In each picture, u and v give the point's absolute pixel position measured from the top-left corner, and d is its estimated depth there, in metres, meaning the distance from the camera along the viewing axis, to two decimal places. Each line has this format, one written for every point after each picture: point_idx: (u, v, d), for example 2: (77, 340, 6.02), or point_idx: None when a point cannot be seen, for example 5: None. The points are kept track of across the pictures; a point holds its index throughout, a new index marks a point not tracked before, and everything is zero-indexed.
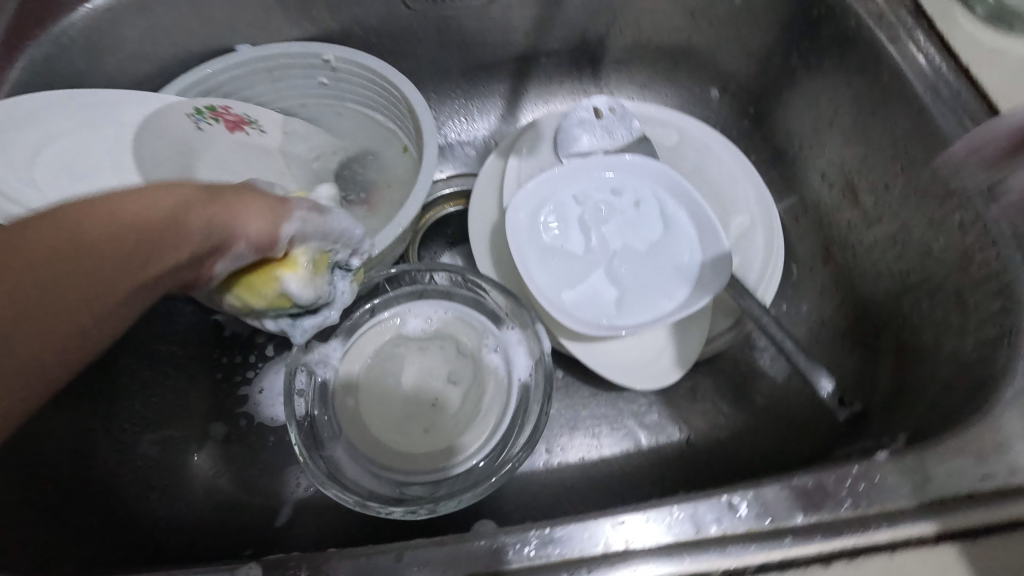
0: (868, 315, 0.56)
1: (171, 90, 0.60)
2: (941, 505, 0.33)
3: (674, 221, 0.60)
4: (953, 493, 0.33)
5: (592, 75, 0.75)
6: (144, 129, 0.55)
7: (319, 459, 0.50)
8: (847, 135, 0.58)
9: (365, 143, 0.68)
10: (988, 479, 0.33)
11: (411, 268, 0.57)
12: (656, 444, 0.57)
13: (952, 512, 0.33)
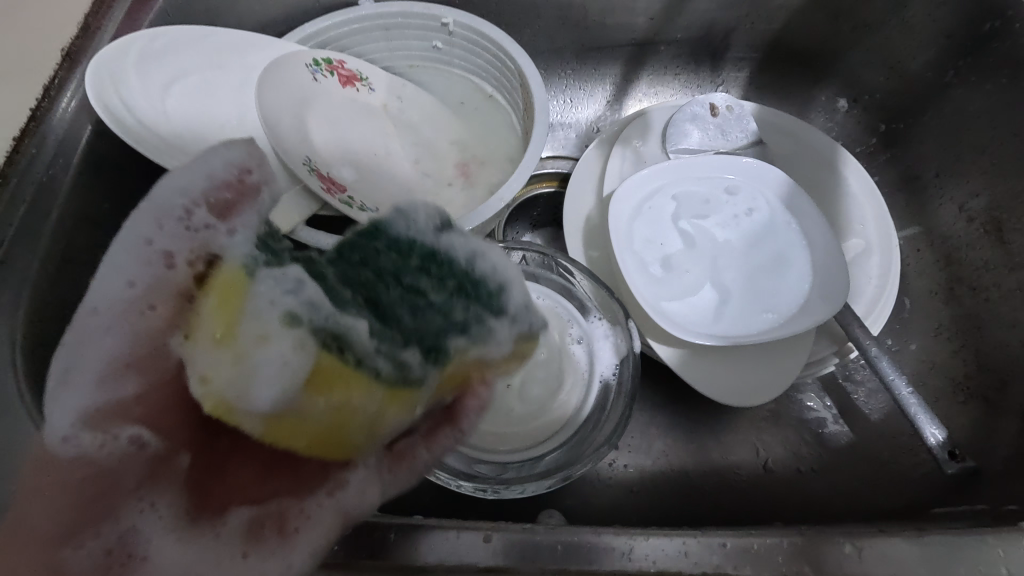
0: (987, 365, 0.51)
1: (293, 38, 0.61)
2: None
3: (780, 231, 0.57)
4: None
5: (710, 70, 0.71)
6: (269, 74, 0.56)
7: None
8: (1000, 164, 0.52)
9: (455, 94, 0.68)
10: None
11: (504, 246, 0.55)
12: (730, 463, 0.55)
13: None
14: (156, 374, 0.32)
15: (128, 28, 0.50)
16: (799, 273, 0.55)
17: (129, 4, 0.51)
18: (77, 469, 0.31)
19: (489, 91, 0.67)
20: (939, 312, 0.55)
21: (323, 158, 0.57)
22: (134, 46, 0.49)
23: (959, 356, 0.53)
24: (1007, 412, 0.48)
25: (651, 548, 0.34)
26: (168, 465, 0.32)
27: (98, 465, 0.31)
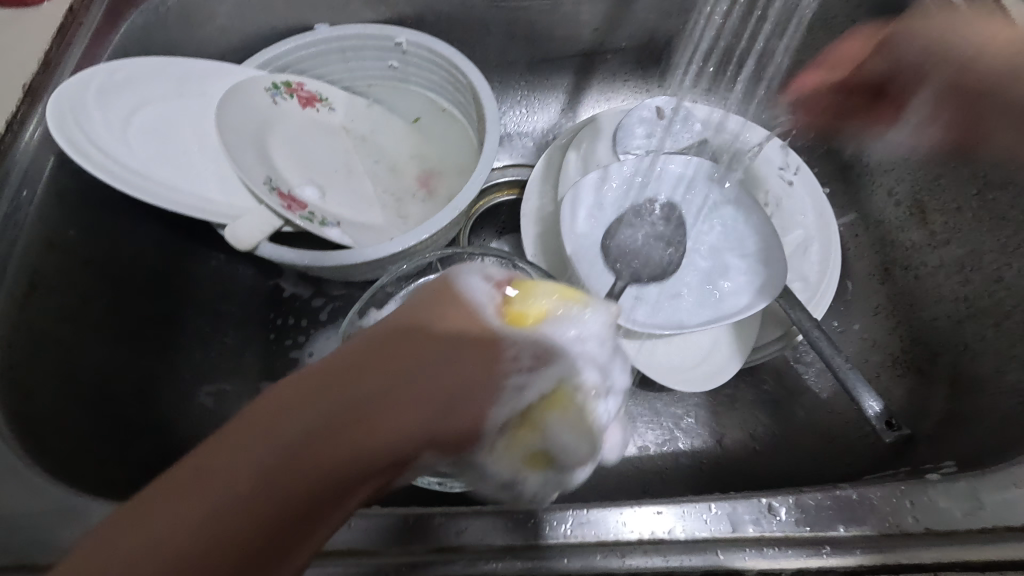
0: (919, 338, 0.54)
1: (253, 64, 0.63)
2: (987, 531, 0.32)
3: (726, 218, 0.60)
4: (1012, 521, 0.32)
5: (656, 76, 0.75)
6: (229, 99, 0.58)
7: None
8: (919, 150, 0.56)
9: (413, 109, 0.71)
10: None
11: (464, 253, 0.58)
12: (689, 445, 0.57)
13: (1001, 540, 0.32)
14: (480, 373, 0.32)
15: (87, 63, 0.53)
16: (745, 263, 0.57)
17: (86, 43, 0.54)
18: (370, 453, 0.28)
19: (445, 104, 0.69)
20: (878, 293, 0.59)
21: (284, 178, 0.59)
22: (92, 78, 0.51)
23: (895, 333, 0.56)
24: (935, 381, 0.51)
25: (605, 518, 0.34)
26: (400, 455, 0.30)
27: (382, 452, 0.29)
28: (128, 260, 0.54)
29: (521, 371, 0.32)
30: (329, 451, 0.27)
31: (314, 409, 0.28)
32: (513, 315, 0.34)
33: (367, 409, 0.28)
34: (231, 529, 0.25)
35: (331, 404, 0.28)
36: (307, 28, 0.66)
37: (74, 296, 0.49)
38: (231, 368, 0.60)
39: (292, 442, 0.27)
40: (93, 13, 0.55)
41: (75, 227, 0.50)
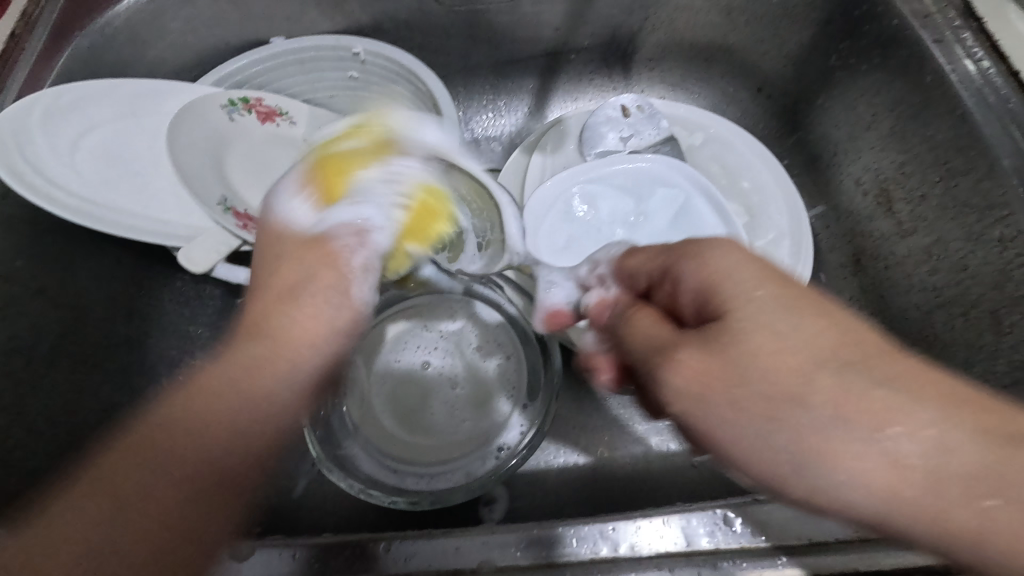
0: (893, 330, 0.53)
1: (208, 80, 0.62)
2: None
3: (694, 214, 0.59)
4: None
5: (623, 74, 0.73)
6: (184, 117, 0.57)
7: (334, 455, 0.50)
8: (883, 139, 0.55)
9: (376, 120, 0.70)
10: None
11: None
12: (669, 450, 0.56)
13: None
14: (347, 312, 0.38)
15: (31, 87, 0.52)
16: None
17: (29, 70, 0.53)
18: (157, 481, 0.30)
19: (407, 110, 0.68)
20: (851, 285, 0.58)
21: (241, 198, 0.58)
22: (37, 103, 0.51)
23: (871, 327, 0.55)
24: None
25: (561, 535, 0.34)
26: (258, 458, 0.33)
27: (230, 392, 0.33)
28: (84, 286, 0.53)
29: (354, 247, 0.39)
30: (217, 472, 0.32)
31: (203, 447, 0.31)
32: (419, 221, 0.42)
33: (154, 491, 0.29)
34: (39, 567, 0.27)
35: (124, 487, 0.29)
36: (262, 41, 0.65)
37: (24, 327, 0.48)
38: None
39: (199, 468, 0.31)
40: (36, 40, 0.54)
41: (24, 257, 0.49)
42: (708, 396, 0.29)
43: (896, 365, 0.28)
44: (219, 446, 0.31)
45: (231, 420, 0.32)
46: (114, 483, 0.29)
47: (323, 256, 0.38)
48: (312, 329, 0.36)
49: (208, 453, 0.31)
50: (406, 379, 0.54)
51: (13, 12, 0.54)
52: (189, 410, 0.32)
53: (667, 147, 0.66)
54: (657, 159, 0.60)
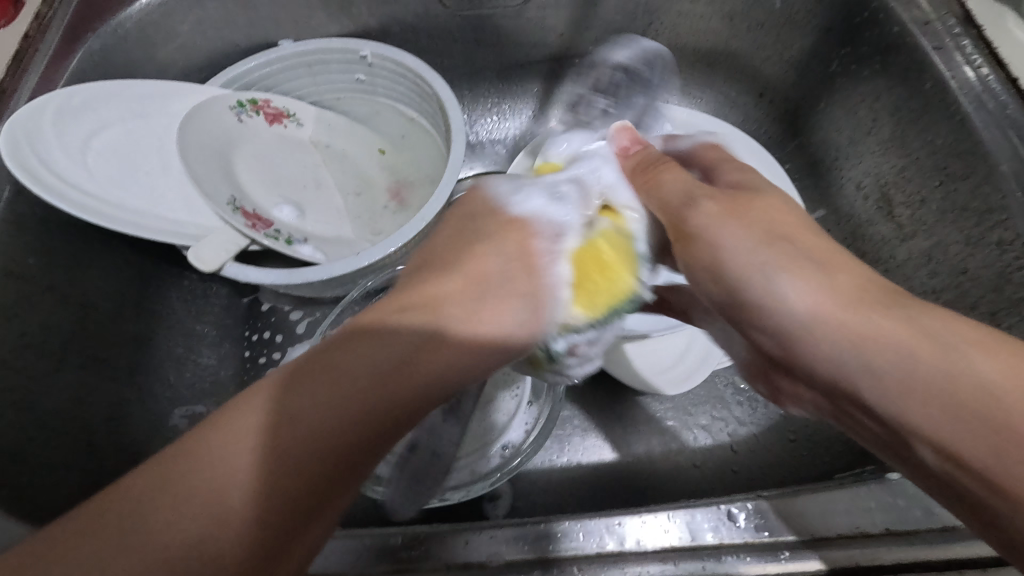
0: None
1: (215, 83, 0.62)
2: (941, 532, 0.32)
3: None
4: None
5: None
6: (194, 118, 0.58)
7: None
8: (883, 143, 0.56)
9: (381, 121, 0.70)
10: None
11: None
12: (670, 450, 0.57)
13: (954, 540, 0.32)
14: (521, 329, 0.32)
15: (43, 87, 0.53)
16: None
17: (42, 71, 0.53)
18: (296, 458, 0.25)
19: (412, 111, 0.69)
20: None
21: (249, 198, 0.59)
22: (49, 103, 0.51)
23: None
24: None
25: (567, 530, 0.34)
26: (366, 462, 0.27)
27: (397, 371, 0.28)
28: (94, 284, 0.54)
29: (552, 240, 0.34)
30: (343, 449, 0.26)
31: (336, 392, 0.27)
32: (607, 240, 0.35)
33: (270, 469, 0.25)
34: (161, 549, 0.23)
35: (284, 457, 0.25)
36: (270, 43, 0.66)
37: (34, 324, 0.48)
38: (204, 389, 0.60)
39: (322, 442, 0.26)
40: (48, 41, 0.55)
41: (36, 255, 0.49)
42: (818, 332, 0.31)
43: (840, 276, 0.32)
44: (331, 415, 0.26)
45: (344, 418, 0.26)
46: (222, 437, 0.25)
47: (441, 294, 0.31)
48: (502, 324, 0.31)
49: (321, 438, 0.26)
50: None
51: (26, 14, 0.55)
52: (303, 384, 0.27)
53: None
54: None
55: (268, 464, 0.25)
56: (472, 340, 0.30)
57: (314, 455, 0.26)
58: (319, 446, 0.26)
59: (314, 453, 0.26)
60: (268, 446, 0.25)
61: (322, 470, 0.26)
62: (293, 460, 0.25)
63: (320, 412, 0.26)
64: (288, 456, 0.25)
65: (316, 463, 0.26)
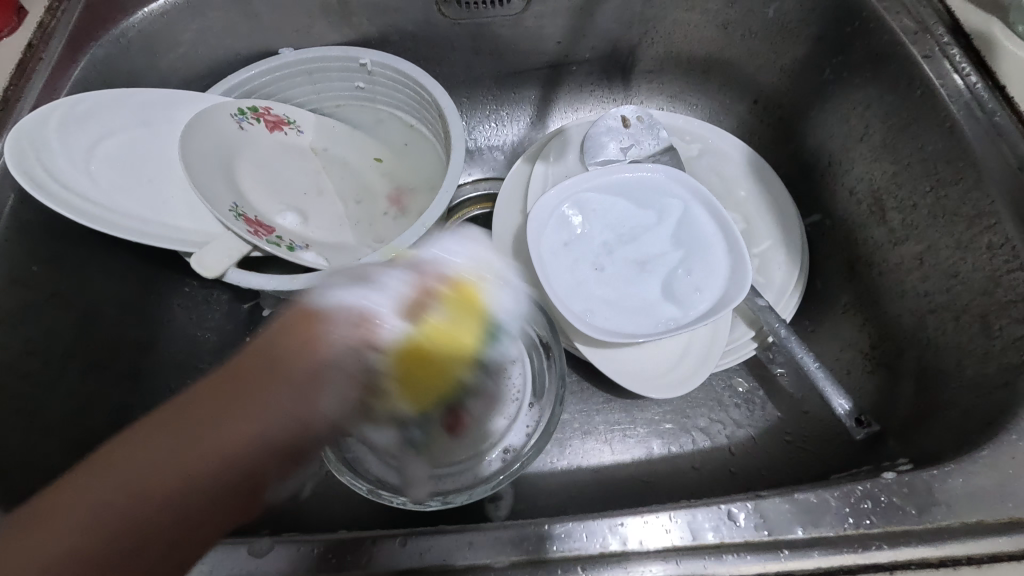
0: (885, 335, 0.55)
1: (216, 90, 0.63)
2: (935, 529, 0.33)
3: (693, 222, 0.60)
4: (962, 520, 0.33)
5: (623, 86, 0.75)
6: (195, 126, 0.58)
7: (344, 457, 0.51)
8: (875, 150, 0.57)
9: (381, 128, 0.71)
10: (1000, 507, 0.33)
11: None
12: (668, 452, 0.58)
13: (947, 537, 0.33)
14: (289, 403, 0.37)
15: (48, 96, 0.53)
16: (723, 270, 0.57)
17: (45, 80, 0.54)
18: (171, 472, 0.33)
19: (412, 118, 0.69)
20: (844, 291, 0.59)
21: (250, 204, 0.59)
22: (53, 112, 0.51)
23: (863, 331, 0.57)
24: (904, 376, 0.52)
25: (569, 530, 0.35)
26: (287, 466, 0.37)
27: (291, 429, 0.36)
28: (97, 291, 0.54)
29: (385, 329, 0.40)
30: (213, 461, 0.33)
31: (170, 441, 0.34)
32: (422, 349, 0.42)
33: (204, 470, 0.33)
34: (101, 516, 0.32)
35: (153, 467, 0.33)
36: (270, 52, 0.66)
37: (38, 331, 0.49)
38: None
39: (246, 456, 0.34)
40: (52, 50, 0.55)
41: (41, 262, 0.50)
42: None
43: None
44: (258, 432, 0.35)
45: (247, 447, 0.35)
46: (129, 452, 0.34)
47: (262, 393, 0.36)
48: (287, 412, 0.36)
49: (227, 451, 0.34)
50: None
51: (30, 24, 0.55)
52: (196, 433, 0.34)
53: (666, 157, 0.67)
54: (658, 169, 0.61)
55: (147, 476, 0.33)
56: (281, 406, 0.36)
57: (162, 488, 0.32)
58: (187, 476, 0.33)
59: (206, 489, 0.33)
60: (122, 458, 0.34)
61: (208, 489, 0.33)
62: (194, 476, 0.33)
63: (216, 435, 0.34)
64: (204, 458, 0.34)
65: (210, 491, 0.33)
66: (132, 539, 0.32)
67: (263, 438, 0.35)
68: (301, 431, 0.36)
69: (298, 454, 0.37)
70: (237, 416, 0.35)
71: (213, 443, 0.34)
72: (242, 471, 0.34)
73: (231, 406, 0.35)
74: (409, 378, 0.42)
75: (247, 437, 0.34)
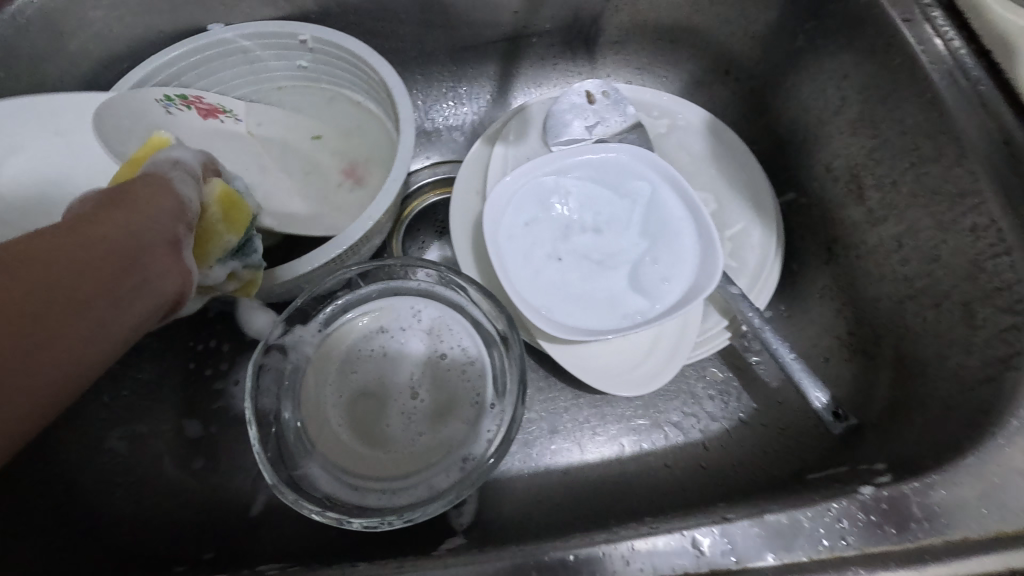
0: (863, 320, 0.52)
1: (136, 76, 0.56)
2: (912, 553, 0.30)
3: (667, 208, 0.55)
4: (942, 539, 0.31)
5: (587, 58, 0.70)
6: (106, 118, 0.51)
7: (289, 475, 0.46)
8: (852, 123, 0.53)
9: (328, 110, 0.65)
10: (983, 525, 0.31)
11: (399, 262, 0.52)
12: (640, 449, 0.55)
13: (925, 559, 0.30)
14: (178, 226, 0.34)
15: None
16: (697, 258, 0.53)
17: None
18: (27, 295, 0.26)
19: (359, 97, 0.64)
20: (821, 274, 0.56)
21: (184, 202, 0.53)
22: None
23: (840, 316, 0.54)
24: (882, 365, 0.49)
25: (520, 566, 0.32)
26: (180, 262, 0.34)
27: (156, 232, 0.32)
28: None
29: (180, 162, 0.39)
30: (87, 272, 0.29)
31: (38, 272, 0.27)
32: (222, 196, 0.41)
33: (62, 284, 0.28)
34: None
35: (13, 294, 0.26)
36: (196, 29, 0.60)
37: None
38: (147, 409, 0.56)
39: (116, 259, 0.30)
40: None
41: None
42: None
43: None
44: (126, 241, 0.31)
45: (116, 247, 0.30)
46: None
47: (130, 204, 0.32)
48: (164, 214, 0.34)
49: (89, 257, 0.29)
50: (367, 387, 0.52)
51: None
52: (30, 246, 0.27)
53: (634, 135, 0.63)
54: (624, 147, 0.57)
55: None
56: (154, 217, 0.33)
57: (66, 282, 0.28)
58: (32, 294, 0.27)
59: (67, 287, 0.28)
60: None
61: (75, 294, 0.28)
62: (52, 277, 0.27)
63: (77, 250, 0.29)
64: (60, 266, 0.28)
65: (84, 290, 0.28)
66: (50, 332, 0.27)
67: (137, 248, 0.31)
68: (180, 220, 0.35)
69: (181, 250, 0.34)
70: (114, 206, 0.32)
71: (69, 257, 0.28)
72: (149, 245, 0.32)
73: (107, 204, 0.32)
74: (223, 215, 0.41)
75: (138, 216, 0.32)
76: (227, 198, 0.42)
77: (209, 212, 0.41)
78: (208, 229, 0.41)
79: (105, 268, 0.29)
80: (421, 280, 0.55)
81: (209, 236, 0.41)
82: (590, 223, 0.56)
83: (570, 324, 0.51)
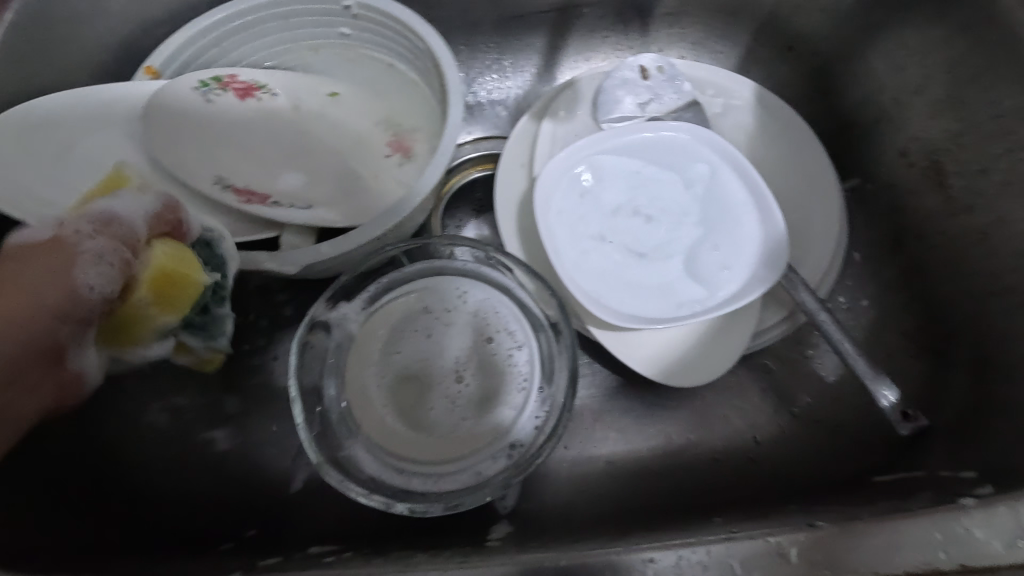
0: (937, 317, 0.49)
1: (176, 51, 0.56)
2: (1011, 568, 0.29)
3: (725, 193, 0.53)
4: None
5: (640, 30, 0.66)
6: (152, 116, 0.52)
7: (334, 457, 0.46)
8: (936, 105, 0.50)
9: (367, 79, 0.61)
10: None
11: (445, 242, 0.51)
12: (689, 442, 0.53)
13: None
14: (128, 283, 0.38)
15: None
16: (753, 244, 0.51)
17: None
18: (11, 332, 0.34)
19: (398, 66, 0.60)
20: (890, 266, 0.53)
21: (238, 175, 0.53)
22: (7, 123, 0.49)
23: (910, 311, 0.51)
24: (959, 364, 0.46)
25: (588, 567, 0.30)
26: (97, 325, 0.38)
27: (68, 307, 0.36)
28: None
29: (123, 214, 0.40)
30: (76, 334, 0.37)
31: (20, 317, 0.34)
32: (161, 276, 0.40)
33: (19, 321, 0.34)
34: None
35: (2, 326, 0.34)
36: None
37: None
38: (185, 382, 0.55)
39: (50, 313, 0.35)
40: None
41: None
42: None
43: None
44: (88, 294, 0.36)
45: (14, 315, 0.34)
46: None
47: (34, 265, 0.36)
48: (114, 273, 0.37)
49: (17, 314, 0.34)
50: (411, 369, 0.50)
51: None
52: (1, 288, 0.35)
53: (689, 113, 0.60)
54: (684, 126, 0.54)
55: None
56: (102, 269, 0.37)
57: (22, 338, 0.35)
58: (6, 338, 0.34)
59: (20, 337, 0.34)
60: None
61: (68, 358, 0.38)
62: (8, 318, 0.34)
63: (27, 312, 0.35)
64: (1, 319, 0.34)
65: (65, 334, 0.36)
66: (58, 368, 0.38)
67: (84, 306, 0.36)
68: (134, 279, 0.38)
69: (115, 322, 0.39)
70: (90, 248, 0.38)
71: (49, 314, 0.35)
72: (91, 304, 0.37)
73: (93, 244, 0.38)
74: (158, 296, 0.40)
75: (85, 268, 0.36)
76: (157, 277, 0.40)
77: (137, 294, 0.40)
78: (134, 309, 0.40)
79: (79, 323, 0.37)
80: (466, 260, 0.54)
81: (135, 317, 0.40)
82: (648, 207, 0.53)
83: (624, 311, 0.49)
